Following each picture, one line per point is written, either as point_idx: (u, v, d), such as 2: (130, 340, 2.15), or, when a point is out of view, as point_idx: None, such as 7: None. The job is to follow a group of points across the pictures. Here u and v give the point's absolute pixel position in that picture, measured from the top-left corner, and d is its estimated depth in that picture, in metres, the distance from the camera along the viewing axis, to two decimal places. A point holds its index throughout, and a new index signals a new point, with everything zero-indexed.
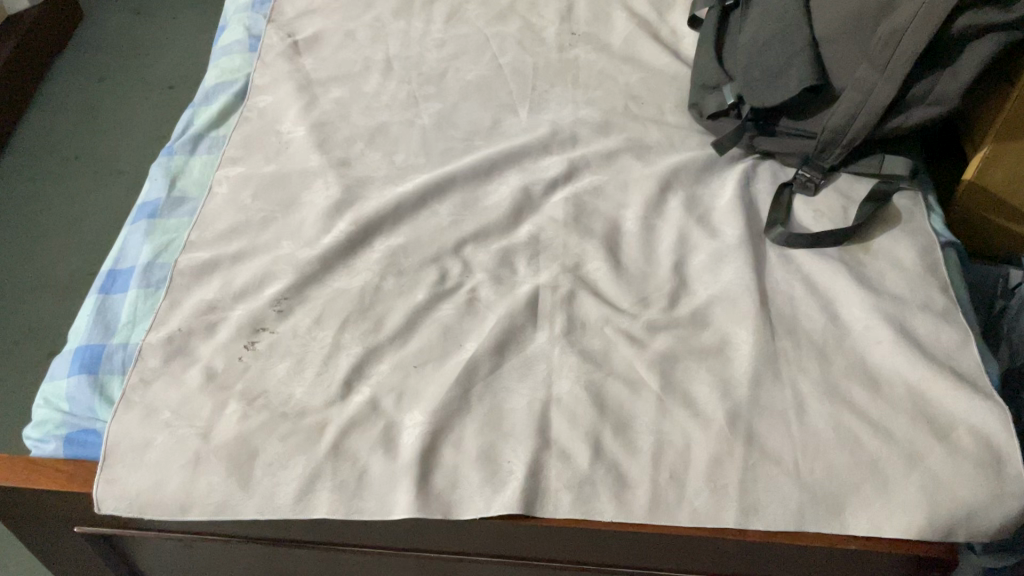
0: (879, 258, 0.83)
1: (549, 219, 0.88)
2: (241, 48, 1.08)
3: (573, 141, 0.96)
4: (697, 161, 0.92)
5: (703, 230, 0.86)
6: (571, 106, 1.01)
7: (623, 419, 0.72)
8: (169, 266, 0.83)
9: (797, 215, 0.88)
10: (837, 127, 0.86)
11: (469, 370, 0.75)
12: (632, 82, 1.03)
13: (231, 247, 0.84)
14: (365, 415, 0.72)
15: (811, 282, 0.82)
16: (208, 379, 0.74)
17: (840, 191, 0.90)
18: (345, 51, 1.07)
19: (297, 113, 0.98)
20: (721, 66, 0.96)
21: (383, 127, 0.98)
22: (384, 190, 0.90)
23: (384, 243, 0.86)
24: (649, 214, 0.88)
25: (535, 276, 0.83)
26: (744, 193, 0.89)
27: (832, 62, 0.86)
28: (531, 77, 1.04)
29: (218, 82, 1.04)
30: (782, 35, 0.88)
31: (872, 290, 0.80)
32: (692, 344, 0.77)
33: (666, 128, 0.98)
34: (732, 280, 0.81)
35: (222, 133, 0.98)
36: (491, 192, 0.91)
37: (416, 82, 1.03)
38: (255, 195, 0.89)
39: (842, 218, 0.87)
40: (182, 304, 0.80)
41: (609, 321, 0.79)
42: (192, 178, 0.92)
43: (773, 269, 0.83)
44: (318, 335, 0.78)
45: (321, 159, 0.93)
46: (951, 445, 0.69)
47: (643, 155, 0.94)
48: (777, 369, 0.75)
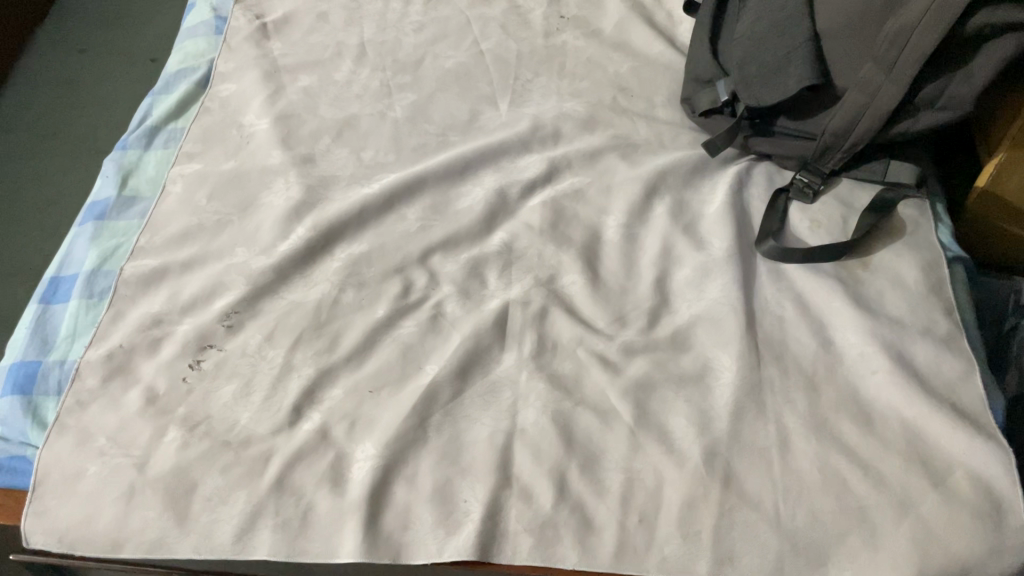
0: (879, 275, 0.77)
1: (524, 226, 0.82)
2: (206, 30, 1.01)
3: (555, 138, 0.90)
4: (687, 163, 0.86)
5: (690, 240, 0.80)
6: (555, 98, 0.94)
7: (591, 454, 0.67)
8: (114, 274, 0.78)
9: (792, 224, 0.82)
10: (838, 131, 0.79)
11: (428, 397, 0.69)
12: (622, 72, 0.96)
13: (182, 254, 0.79)
14: (313, 446, 0.67)
15: (803, 301, 0.76)
16: (149, 402, 0.70)
17: (840, 199, 0.83)
18: (316, 35, 1.00)
19: (260, 103, 0.92)
20: (715, 57, 0.88)
21: (352, 119, 0.91)
22: (349, 191, 0.84)
23: (346, 250, 0.80)
24: (632, 222, 0.82)
25: (506, 290, 0.77)
26: (736, 199, 0.83)
27: (834, 59, 0.78)
28: (513, 65, 0.97)
29: (180, 68, 0.97)
30: (781, 28, 0.80)
31: (870, 312, 0.74)
32: (671, 370, 0.71)
33: (655, 125, 0.91)
34: (718, 298, 0.75)
35: (180, 125, 0.91)
36: (464, 195, 0.85)
37: (391, 70, 0.97)
38: (210, 195, 0.84)
39: (841, 230, 0.80)
40: (126, 316, 0.75)
41: (582, 342, 0.73)
42: (145, 176, 0.86)
43: (763, 286, 0.77)
44: (269, 354, 0.72)
45: (283, 156, 0.86)
46: (947, 491, 0.64)
47: (630, 154, 0.88)
48: (761, 401, 0.69)
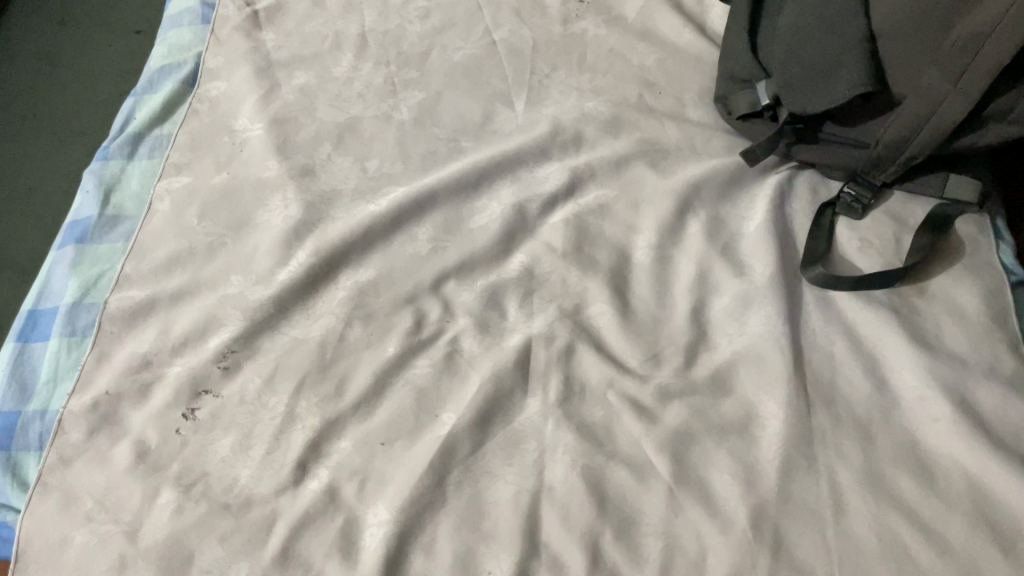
0: (936, 304, 0.70)
1: (545, 248, 0.75)
2: (191, 18, 0.92)
3: (576, 143, 0.82)
4: (722, 174, 0.78)
5: (728, 263, 0.73)
6: (576, 96, 0.86)
7: (626, 517, 0.61)
8: (98, 308, 0.71)
9: (840, 244, 0.74)
10: (894, 143, 0.72)
11: (445, 451, 0.63)
12: (648, 64, 0.88)
13: (171, 284, 0.72)
14: (321, 509, 0.61)
15: (854, 335, 0.69)
16: (140, 457, 0.63)
17: (892, 215, 0.75)
18: (312, 24, 0.91)
19: (252, 105, 0.84)
20: (755, 52, 0.80)
21: (354, 123, 0.83)
22: (353, 208, 0.77)
23: (351, 277, 0.73)
24: (664, 242, 0.75)
25: (528, 323, 0.71)
26: (778, 216, 0.76)
27: (890, 61, 0.70)
28: (529, 56, 0.89)
29: (164, 63, 0.89)
30: (829, 23, 0.71)
31: (928, 348, 0.67)
32: (711, 418, 0.65)
33: (686, 127, 0.83)
34: (761, 333, 0.69)
35: (166, 131, 0.83)
36: (479, 211, 0.78)
37: (395, 64, 0.88)
38: (201, 214, 0.76)
39: (894, 251, 0.73)
40: (111, 357, 0.68)
41: (613, 384, 0.67)
42: (129, 190, 0.79)
43: (810, 316, 0.70)
44: (269, 401, 0.66)
45: (279, 168, 0.79)
46: (1018, 560, 0.58)
47: (659, 162, 0.80)
48: (812, 454, 0.63)
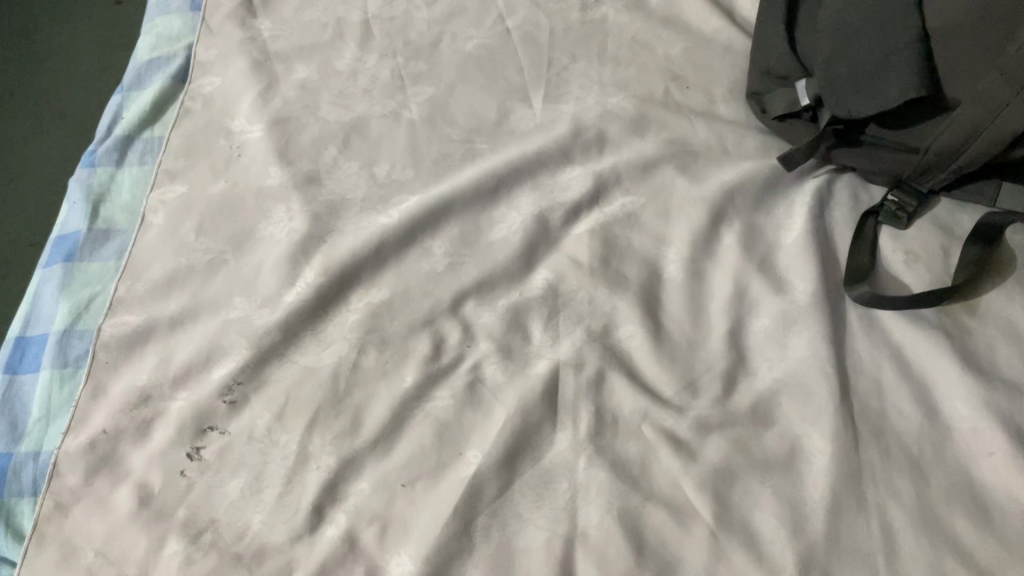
0: (989, 324, 0.66)
1: (570, 262, 0.70)
2: (180, 5, 0.85)
3: (600, 143, 0.77)
4: (757, 180, 0.73)
5: (766, 280, 0.68)
6: (597, 90, 0.80)
7: (666, 564, 0.57)
8: (91, 335, 0.66)
9: (884, 257, 0.70)
10: (945, 150, 0.67)
11: (471, 493, 0.59)
12: (674, 54, 0.82)
13: (169, 306, 0.67)
14: (340, 558, 0.57)
15: (902, 358, 0.65)
16: (143, 502, 0.59)
17: (939, 224, 0.71)
18: (311, 10, 0.84)
19: (250, 103, 0.77)
20: (792, 47, 0.74)
21: (360, 123, 0.77)
22: (364, 219, 0.72)
23: (363, 298, 0.68)
24: (697, 255, 0.70)
25: (554, 347, 0.66)
26: (818, 227, 0.71)
27: (944, 64, 0.64)
28: (546, 46, 0.83)
29: (153, 56, 0.82)
30: (878, 20, 0.66)
31: (982, 374, 0.63)
32: (753, 453, 0.61)
33: (717, 125, 0.77)
34: (804, 358, 0.64)
35: (157, 133, 0.77)
36: (497, 221, 0.73)
37: (403, 55, 0.82)
38: (199, 227, 0.71)
39: (943, 265, 0.69)
40: (108, 391, 0.63)
41: (647, 416, 0.62)
42: (120, 201, 0.73)
43: (854, 339, 0.66)
44: (280, 438, 0.61)
45: (282, 175, 0.73)
46: None
47: (689, 166, 0.75)
48: (862, 492, 0.59)
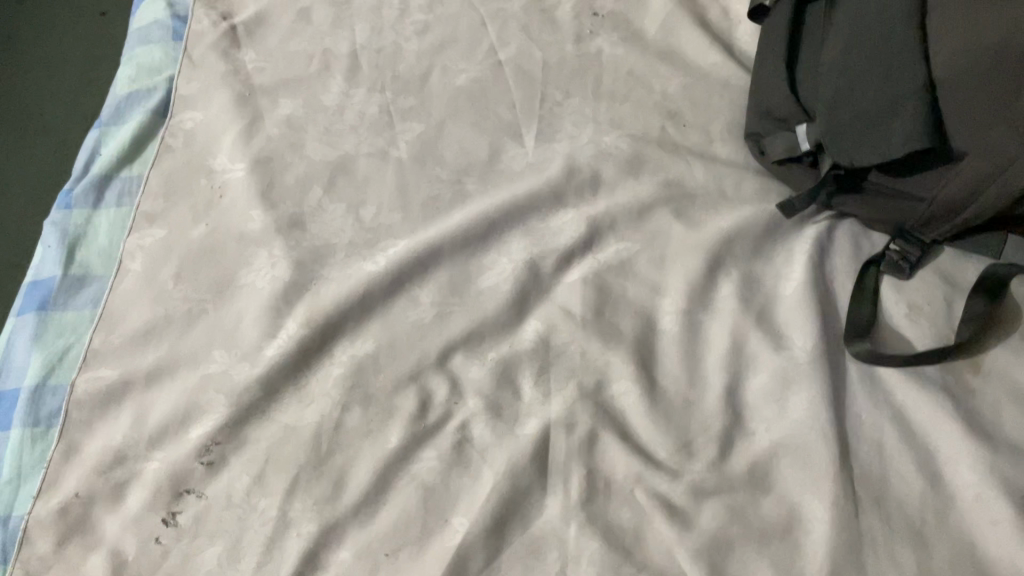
0: (994, 383, 0.63)
1: (562, 313, 0.68)
2: (161, 34, 0.82)
3: (594, 185, 0.74)
4: (756, 226, 0.71)
5: (764, 334, 0.66)
6: (592, 128, 0.78)
7: None
8: (64, 391, 0.64)
9: (885, 310, 0.68)
10: (950, 202, 0.64)
11: (458, 564, 0.57)
12: (671, 90, 0.79)
13: (146, 360, 0.65)
14: None
15: (904, 419, 0.63)
16: (116, 571, 0.57)
17: (943, 275, 0.69)
18: (297, 40, 0.81)
19: (232, 140, 0.75)
20: (794, 86, 0.71)
21: (347, 162, 0.75)
22: (349, 265, 0.69)
23: (347, 351, 0.65)
24: (693, 307, 0.68)
25: (545, 404, 0.64)
26: (818, 277, 0.69)
27: (950, 115, 0.62)
28: (539, 81, 0.80)
29: (132, 89, 0.79)
30: (884, 65, 0.64)
31: (987, 438, 0.61)
32: (750, 521, 0.59)
33: (715, 167, 0.75)
34: (803, 419, 0.62)
35: (136, 172, 0.74)
36: (487, 269, 0.70)
37: (391, 89, 0.79)
38: (178, 274, 0.68)
39: (947, 320, 0.67)
40: (82, 451, 0.61)
41: (640, 480, 0.60)
42: (96, 245, 0.71)
43: (855, 398, 0.64)
44: (259, 503, 0.59)
45: (265, 218, 0.70)
46: None
47: (686, 210, 0.73)
48: (862, 564, 0.57)
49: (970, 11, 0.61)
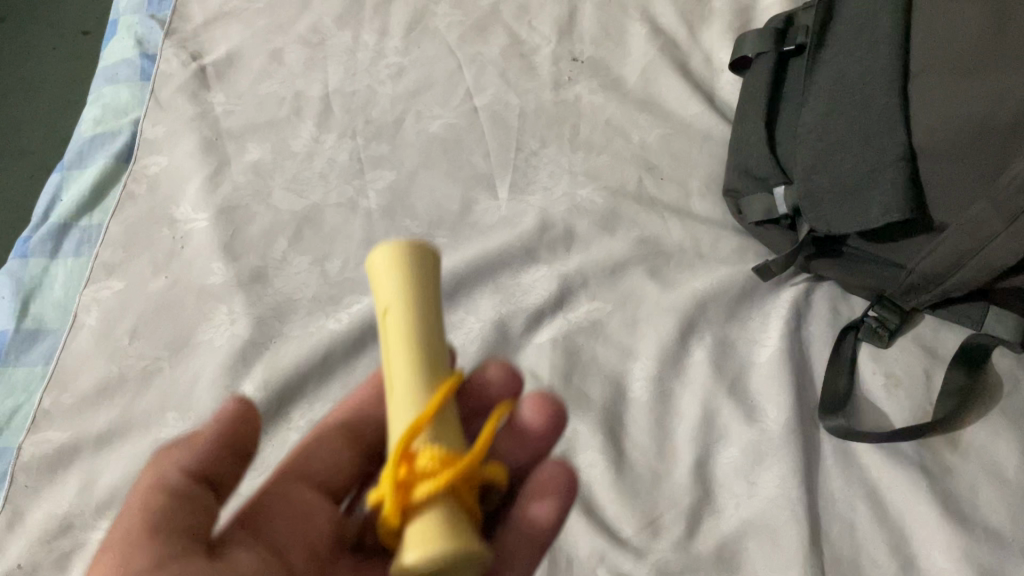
0: (972, 462, 0.61)
1: (529, 378, 0.66)
2: (129, 74, 0.80)
3: (568, 241, 0.72)
4: (731, 290, 0.69)
5: (736, 405, 0.64)
6: (567, 179, 0.75)
7: None
8: (11, 453, 0.62)
9: (863, 381, 0.66)
10: (930, 272, 0.62)
11: None
12: (650, 142, 0.77)
13: (97, 422, 0.63)
14: None
15: (878, 498, 0.61)
16: None
17: (923, 345, 0.67)
18: (268, 83, 0.79)
19: (196, 189, 0.73)
20: (772, 147, 0.70)
21: (314, 212, 0.73)
22: (311, 323, 0.67)
23: (306, 414, 0.63)
24: (664, 374, 0.66)
25: None
26: (793, 344, 0.67)
27: (930, 186, 0.60)
28: (515, 129, 0.78)
29: (96, 132, 0.78)
30: (863, 130, 0.62)
31: (963, 520, 0.59)
32: None
33: (692, 225, 0.73)
34: (773, 497, 0.60)
35: (95, 221, 0.73)
36: (454, 328, 0.68)
37: (363, 135, 0.77)
38: (134, 331, 0.66)
39: (925, 393, 0.64)
40: (26, 518, 0.59)
41: (604, 559, 0.58)
42: (51, 297, 0.69)
43: (829, 475, 0.62)
44: None
45: (226, 272, 0.69)
46: None
47: (660, 270, 0.71)
48: None
49: (950, 79, 0.59)
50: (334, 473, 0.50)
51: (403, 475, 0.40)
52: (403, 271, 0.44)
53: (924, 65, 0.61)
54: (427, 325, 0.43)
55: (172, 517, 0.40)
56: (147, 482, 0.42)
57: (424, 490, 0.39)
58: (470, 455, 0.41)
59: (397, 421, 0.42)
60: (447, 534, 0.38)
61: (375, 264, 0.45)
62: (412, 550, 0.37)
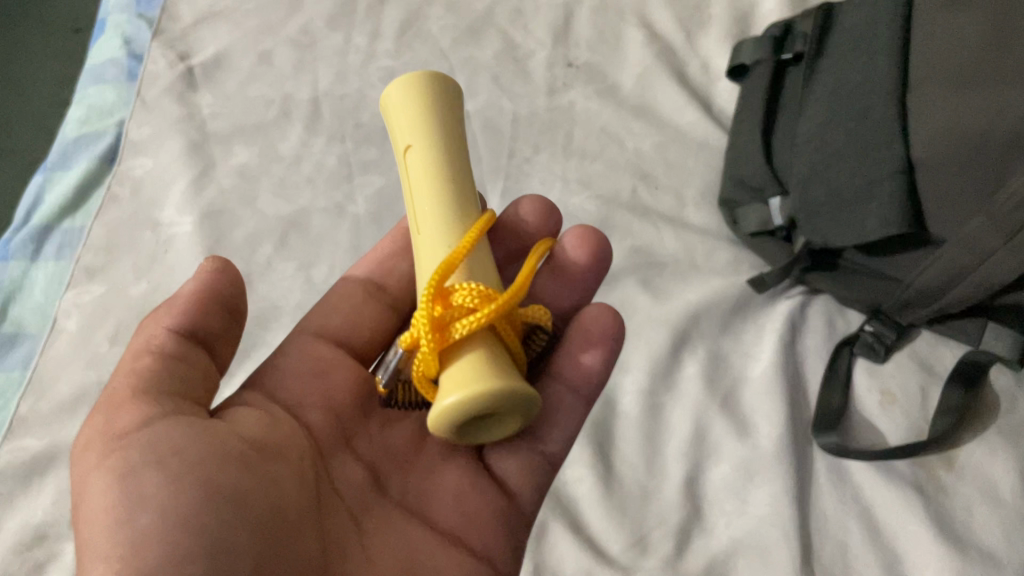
0: (968, 481, 0.60)
1: None
2: (115, 74, 0.79)
3: None
4: (724, 302, 0.68)
5: (728, 420, 0.63)
6: (560, 186, 0.74)
7: None
8: None
9: (857, 397, 0.65)
10: (927, 288, 0.61)
11: None
12: (644, 150, 0.76)
13: (74, 430, 0.61)
14: None
15: (871, 517, 0.60)
16: None
17: (920, 360, 0.65)
18: (257, 85, 0.78)
19: (181, 192, 0.71)
20: (769, 158, 0.69)
21: (301, 217, 0.71)
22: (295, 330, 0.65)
23: None
24: (655, 388, 0.65)
25: None
26: (787, 358, 0.66)
27: (928, 200, 0.59)
28: (508, 136, 0.76)
29: (81, 132, 0.76)
30: (860, 143, 0.61)
31: (958, 541, 0.57)
32: None
33: (685, 235, 0.72)
34: (764, 516, 0.59)
35: (78, 223, 0.71)
36: None
37: (352, 139, 0.75)
38: (114, 336, 0.65)
39: (921, 410, 0.63)
40: None
41: None
42: (31, 301, 0.68)
43: (821, 492, 0.61)
44: None
45: None
46: None
47: (652, 280, 0.70)
48: None
49: (948, 91, 0.58)
50: (352, 327, 0.55)
51: (439, 312, 0.45)
52: (420, 94, 0.51)
53: (923, 77, 0.60)
54: (454, 176, 0.50)
55: (162, 378, 0.43)
56: (140, 342, 0.45)
57: (465, 320, 0.43)
58: (506, 293, 0.45)
59: (431, 254, 0.48)
60: (490, 373, 0.41)
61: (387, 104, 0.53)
62: (455, 392, 0.41)
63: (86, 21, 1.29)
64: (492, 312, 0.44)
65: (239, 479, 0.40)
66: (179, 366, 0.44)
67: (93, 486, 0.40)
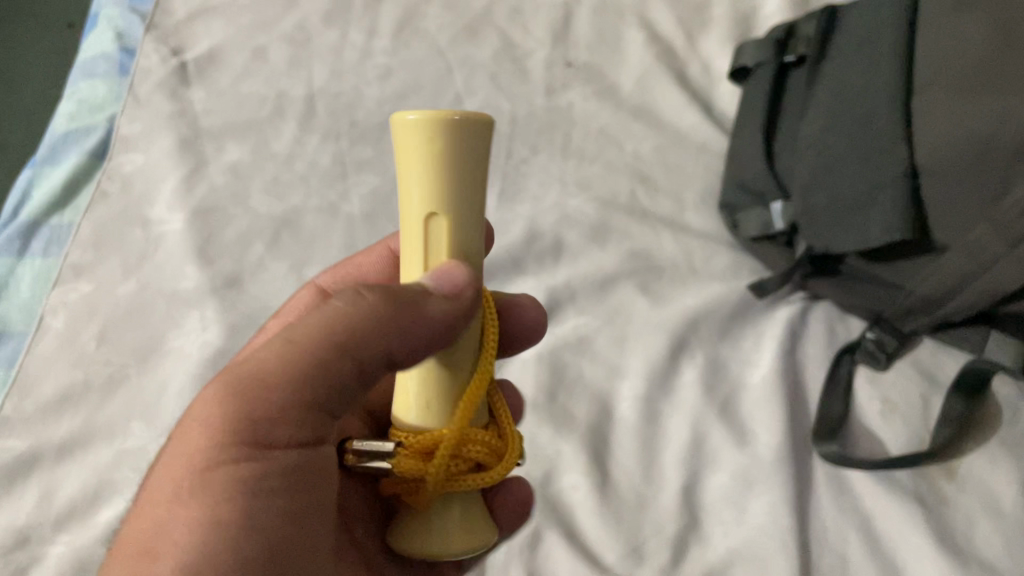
0: (969, 493, 0.59)
1: None
2: (106, 67, 0.78)
3: (556, 253, 0.70)
4: (723, 308, 0.67)
5: (726, 428, 0.62)
6: (558, 188, 0.73)
7: None
8: None
9: (858, 405, 0.64)
10: (930, 295, 0.60)
11: None
12: (643, 152, 0.75)
13: (59, 431, 0.60)
14: None
15: (871, 528, 0.59)
16: None
17: (922, 369, 0.64)
18: (250, 82, 0.77)
19: (172, 189, 0.70)
20: (770, 161, 0.68)
21: (294, 216, 0.70)
22: None
23: None
24: (653, 394, 0.63)
25: None
26: (788, 365, 0.65)
27: (933, 206, 0.58)
28: (505, 136, 0.75)
29: (70, 127, 0.75)
30: (863, 146, 0.60)
31: (959, 553, 0.56)
32: None
33: (685, 239, 0.71)
34: (762, 526, 0.58)
35: (66, 219, 0.70)
36: None
37: (347, 137, 0.74)
38: (101, 335, 0.64)
39: (923, 420, 0.62)
40: None
41: None
42: (17, 299, 0.66)
43: (821, 502, 0.60)
44: None
45: (199, 276, 0.66)
46: None
47: (651, 285, 0.69)
48: None
49: (954, 97, 0.57)
50: None
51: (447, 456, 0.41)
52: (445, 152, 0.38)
53: (928, 80, 0.59)
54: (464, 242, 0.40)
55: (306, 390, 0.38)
56: (290, 335, 0.38)
57: (478, 480, 0.43)
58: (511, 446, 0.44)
59: None
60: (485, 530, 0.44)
61: (404, 132, 0.38)
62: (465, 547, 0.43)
63: (80, 16, 1.27)
64: (499, 479, 0.43)
65: (292, 552, 0.39)
66: (325, 389, 0.38)
67: (171, 500, 0.37)
